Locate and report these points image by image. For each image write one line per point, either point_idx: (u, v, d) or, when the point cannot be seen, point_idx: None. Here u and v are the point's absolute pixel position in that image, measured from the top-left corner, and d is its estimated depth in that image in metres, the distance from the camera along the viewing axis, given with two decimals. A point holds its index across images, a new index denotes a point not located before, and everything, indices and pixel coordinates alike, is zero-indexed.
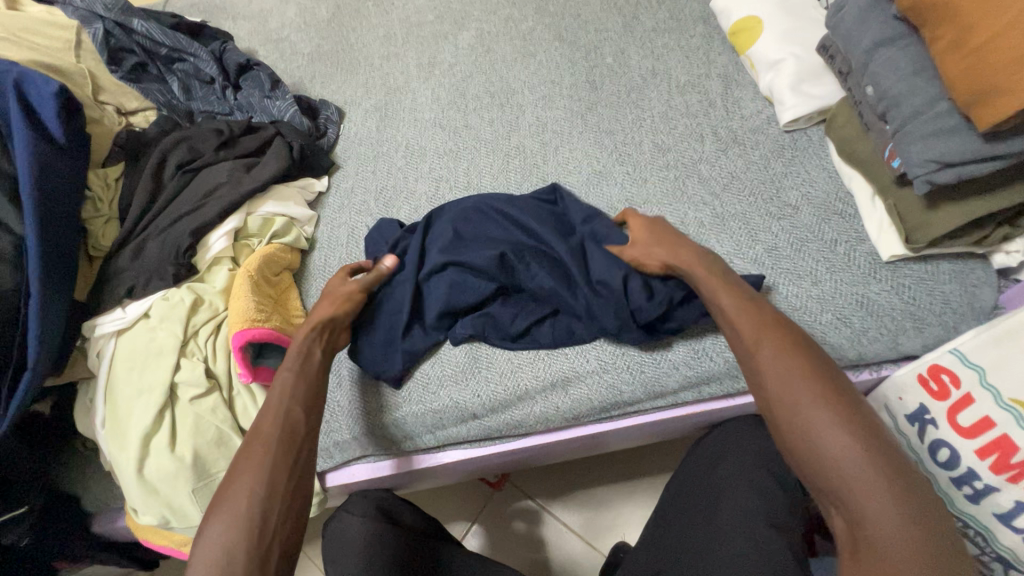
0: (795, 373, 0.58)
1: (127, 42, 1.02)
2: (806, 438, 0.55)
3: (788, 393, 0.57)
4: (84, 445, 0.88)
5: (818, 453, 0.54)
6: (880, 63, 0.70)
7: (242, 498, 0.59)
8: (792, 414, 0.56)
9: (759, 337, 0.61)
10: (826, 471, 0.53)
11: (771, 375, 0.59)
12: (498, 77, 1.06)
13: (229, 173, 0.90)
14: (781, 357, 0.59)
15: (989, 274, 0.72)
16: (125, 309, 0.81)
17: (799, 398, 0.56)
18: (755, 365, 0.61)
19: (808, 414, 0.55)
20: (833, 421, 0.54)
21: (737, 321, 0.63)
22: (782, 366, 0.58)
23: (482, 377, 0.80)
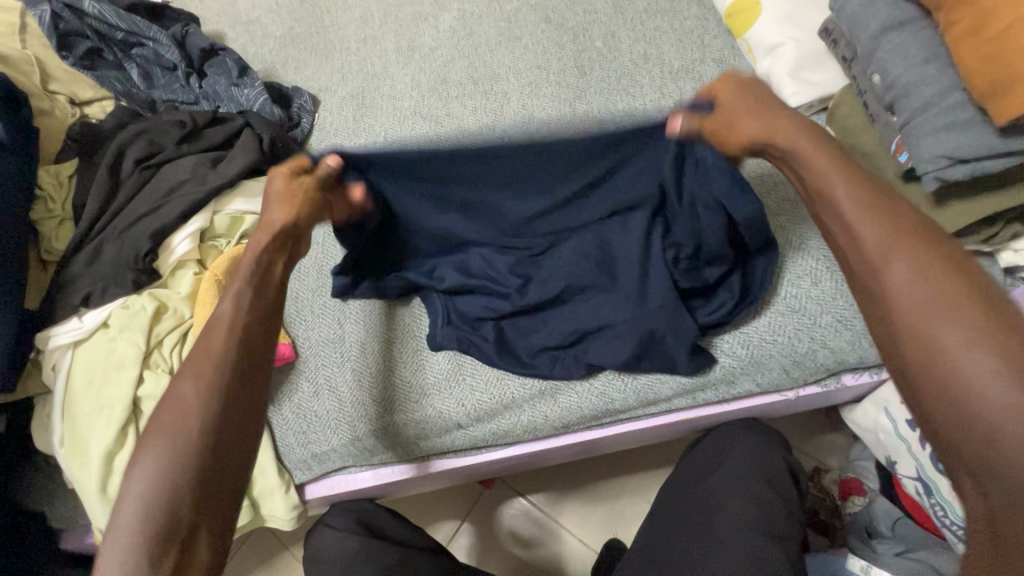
0: (948, 301, 0.41)
1: (78, 25, 0.94)
2: (951, 374, 0.40)
3: (927, 329, 0.41)
4: (46, 461, 0.83)
5: (967, 406, 0.39)
6: (888, 50, 0.65)
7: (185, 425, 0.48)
8: (929, 358, 0.41)
9: (894, 253, 0.44)
10: (966, 427, 0.39)
11: (906, 306, 0.43)
12: (482, 62, 1.00)
13: (192, 170, 0.84)
14: (924, 273, 0.43)
15: (996, 273, 0.69)
16: (81, 319, 0.76)
17: (952, 328, 0.41)
18: (883, 291, 0.45)
19: (958, 358, 0.40)
20: (996, 369, 0.38)
21: (863, 236, 0.47)
22: (931, 303, 0.42)
23: (467, 386, 0.76)
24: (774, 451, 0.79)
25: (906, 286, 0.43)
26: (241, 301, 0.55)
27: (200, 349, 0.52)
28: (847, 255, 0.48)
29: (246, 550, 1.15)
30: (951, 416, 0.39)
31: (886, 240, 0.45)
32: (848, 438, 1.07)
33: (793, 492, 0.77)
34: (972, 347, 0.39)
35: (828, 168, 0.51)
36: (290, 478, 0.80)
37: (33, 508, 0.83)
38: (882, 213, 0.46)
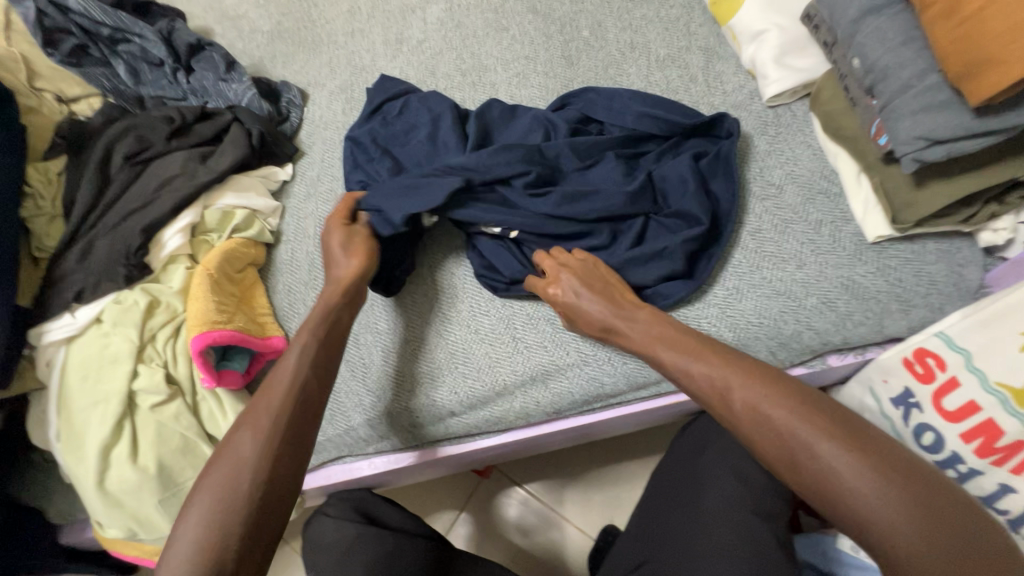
0: (784, 413, 0.52)
1: (63, 21, 0.94)
2: (812, 459, 0.49)
3: (785, 445, 0.51)
4: (44, 457, 0.83)
5: (830, 480, 0.48)
6: (868, 33, 0.66)
7: (243, 475, 0.55)
8: (795, 470, 0.50)
9: (732, 389, 0.55)
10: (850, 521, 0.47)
11: (751, 408, 0.53)
12: (470, 53, 1.00)
13: (182, 165, 0.84)
14: (753, 385, 0.55)
15: (976, 252, 0.71)
16: (74, 314, 0.76)
17: (795, 425, 0.51)
18: (736, 413, 0.55)
19: (817, 460, 0.49)
20: (843, 463, 0.48)
21: (703, 381, 0.58)
22: (768, 407, 0.53)
23: (457, 373, 0.77)
24: None
25: (747, 399, 0.54)
26: (310, 355, 0.65)
27: (259, 405, 0.60)
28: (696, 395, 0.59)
29: None
30: (828, 493, 0.48)
31: (708, 371, 0.58)
32: None
33: None
34: (822, 447, 0.49)
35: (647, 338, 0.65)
36: None
37: (30, 504, 0.83)
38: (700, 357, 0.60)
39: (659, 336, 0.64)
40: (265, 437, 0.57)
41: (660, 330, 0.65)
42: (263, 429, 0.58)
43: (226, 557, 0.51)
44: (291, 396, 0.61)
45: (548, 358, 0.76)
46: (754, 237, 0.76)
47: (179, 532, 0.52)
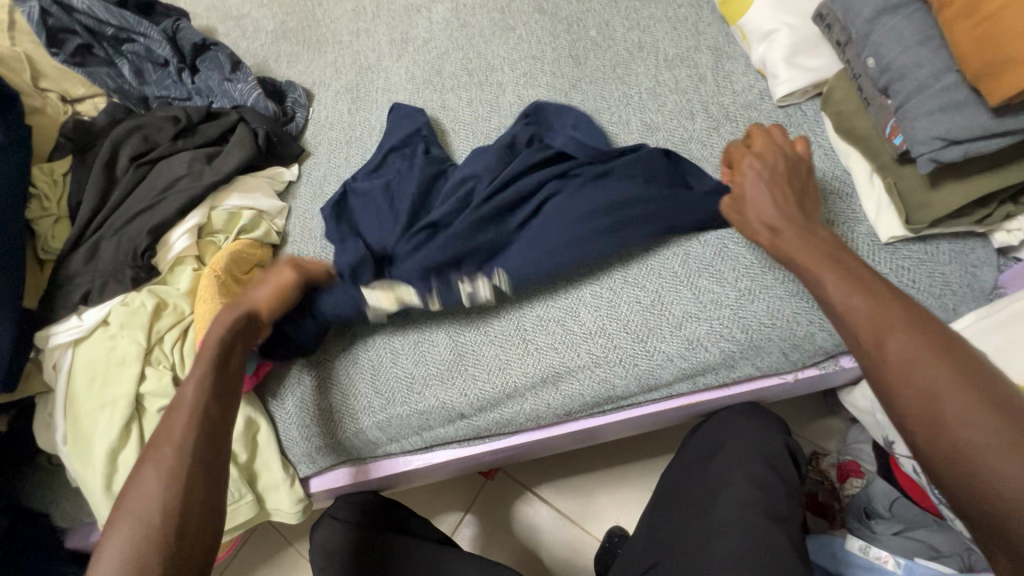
0: (938, 369, 0.46)
1: (67, 21, 0.93)
2: (954, 442, 0.44)
3: (934, 404, 0.45)
4: (50, 460, 0.82)
5: (971, 468, 0.43)
6: (883, 33, 0.66)
7: (148, 514, 0.52)
8: (936, 432, 0.45)
9: (889, 333, 0.49)
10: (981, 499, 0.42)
11: (901, 369, 0.48)
12: (476, 53, 0.99)
13: (188, 165, 0.84)
14: (921, 345, 0.48)
15: (990, 253, 0.70)
16: (81, 316, 0.76)
17: (953, 395, 0.45)
18: (882, 370, 0.49)
19: (969, 442, 0.43)
20: (997, 440, 0.42)
21: (860, 322, 0.51)
22: (929, 372, 0.47)
23: (469, 376, 0.76)
24: (774, 433, 0.81)
25: (895, 354, 0.48)
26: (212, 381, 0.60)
27: (160, 437, 0.56)
28: (845, 331, 0.53)
29: (250, 548, 1.14)
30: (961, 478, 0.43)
31: (873, 314, 0.51)
32: (845, 421, 1.08)
33: (793, 474, 0.78)
34: (974, 416, 0.44)
35: (821, 268, 0.57)
36: (294, 472, 0.80)
37: (36, 507, 0.83)
38: (871, 296, 0.52)
39: (826, 268, 0.56)
40: (173, 469, 0.54)
41: (832, 253, 0.58)
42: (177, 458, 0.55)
43: None
44: (195, 420, 0.57)
45: (558, 360, 0.75)
46: None
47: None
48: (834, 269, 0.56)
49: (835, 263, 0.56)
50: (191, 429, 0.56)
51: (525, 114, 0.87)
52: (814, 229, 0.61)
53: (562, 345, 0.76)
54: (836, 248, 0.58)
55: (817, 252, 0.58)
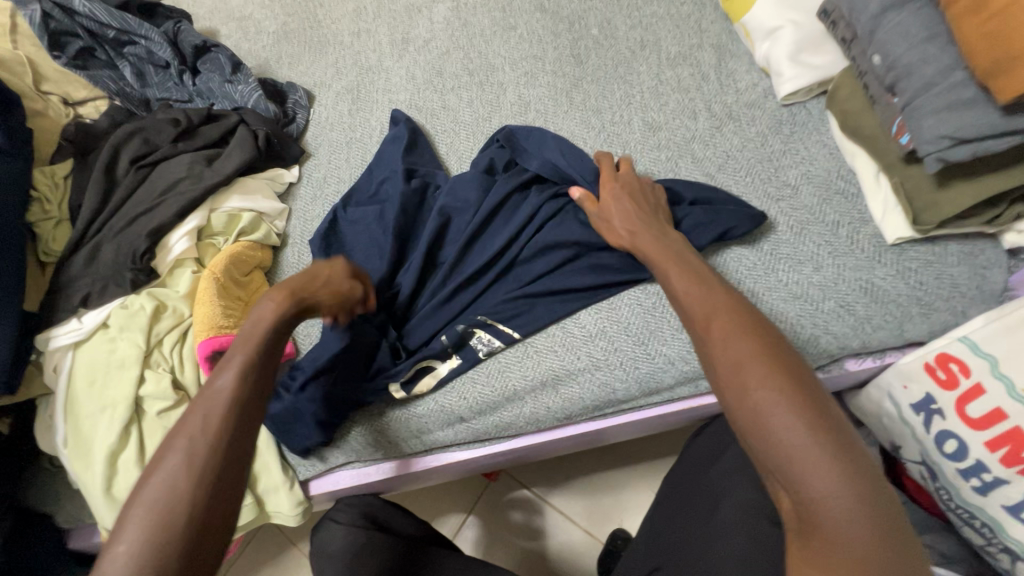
0: (749, 348, 0.50)
1: (69, 24, 0.93)
2: (750, 407, 0.47)
3: (737, 371, 0.49)
4: (51, 462, 0.83)
5: (761, 429, 0.46)
6: (889, 29, 0.64)
7: (174, 507, 0.48)
8: (738, 397, 0.48)
9: (711, 316, 0.53)
10: (772, 459, 0.45)
11: (716, 346, 0.51)
12: (477, 53, 0.99)
13: (188, 167, 0.84)
14: (732, 325, 0.52)
15: (1000, 254, 0.69)
16: (81, 319, 0.76)
17: (752, 366, 0.48)
18: (706, 348, 0.52)
19: (762, 406, 0.46)
20: (783, 405, 0.46)
21: (692, 304, 0.56)
22: (735, 348, 0.50)
23: (467, 379, 0.76)
24: None
25: (715, 333, 0.52)
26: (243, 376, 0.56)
27: (193, 421, 0.52)
28: (680, 317, 0.57)
29: (253, 548, 1.15)
30: (756, 439, 0.46)
31: (697, 303, 0.56)
32: None
33: None
34: (771, 386, 0.47)
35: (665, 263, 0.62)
36: (294, 475, 0.80)
37: (38, 508, 0.83)
38: (701, 285, 0.57)
39: (672, 263, 0.61)
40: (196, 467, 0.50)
41: (679, 252, 0.64)
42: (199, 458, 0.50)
43: None
44: (230, 410, 0.53)
45: (559, 364, 0.74)
46: (770, 239, 0.74)
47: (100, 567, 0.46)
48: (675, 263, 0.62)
49: (677, 259, 0.62)
50: (223, 416, 0.53)
51: (498, 140, 0.86)
52: (669, 233, 0.68)
53: (561, 348, 0.75)
54: (679, 249, 0.64)
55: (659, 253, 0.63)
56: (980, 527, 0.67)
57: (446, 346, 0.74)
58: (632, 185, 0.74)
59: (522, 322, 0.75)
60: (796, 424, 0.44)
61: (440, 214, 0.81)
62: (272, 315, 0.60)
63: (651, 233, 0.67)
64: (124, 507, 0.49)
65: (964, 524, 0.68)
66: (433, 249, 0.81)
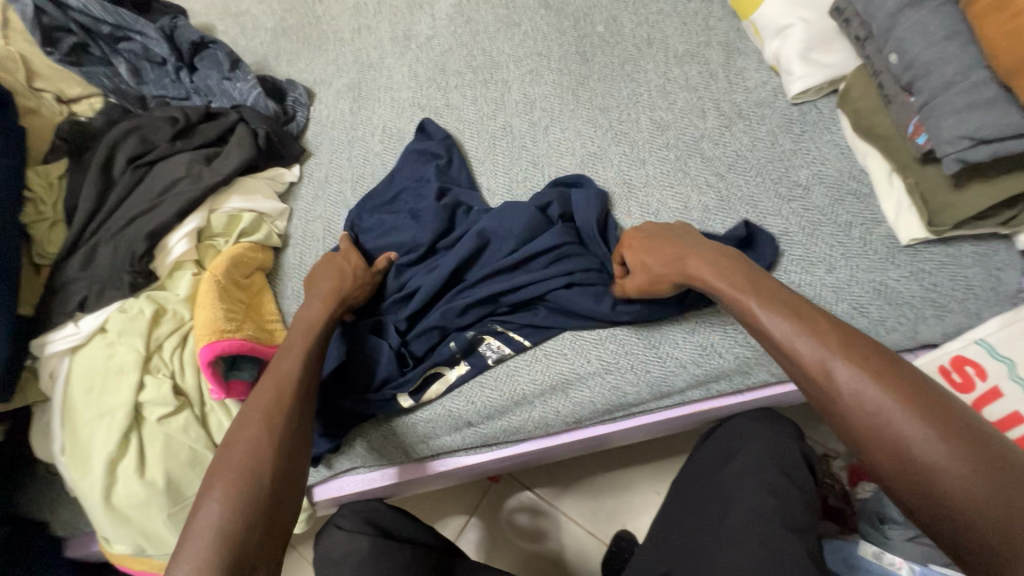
0: (885, 394, 0.47)
1: (63, 19, 0.91)
2: (914, 467, 0.44)
3: (882, 426, 0.46)
4: (46, 469, 0.80)
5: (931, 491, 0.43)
6: (907, 27, 0.63)
7: (256, 477, 0.53)
8: (893, 455, 0.45)
9: (825, 353, 0.50)
10: (943, 514, 0.43)
11: (850, 400, 0.48)
12: (481, 50, 0.97)
13: (187, 167, 0.82)
14: (862, 369, 0.48)
15: (1014, 255, 0.68)
16: (78, 323, 0.74)
17: (905, 419, 0.46)
18: (831, 398, 0.49)
19: (928, 466, 0.44)
20: (952, 459, 0.43)
21: (799, 347, 0.52)
22: (875, 396, 0.47)
23: (475, 384, 0.75)
24: (788, 440, 0.79)
25: (841, 381, 0.49)
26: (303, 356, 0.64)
27: (266, 400, 0.58)
28: (787, 361, 0.53)
29: None
30: (926, 504, 0.44)
31: (811, 344, 0.51)
32: None
33: (809, 482, 0.76)
34: (925, 434, 0.45)
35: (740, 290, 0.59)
36: None
37: (33, 516, 0.81)
38: (800, 322, 0.53)
39: (754, 292, 0.58)
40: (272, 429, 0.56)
41: (750, 275, 0.60)
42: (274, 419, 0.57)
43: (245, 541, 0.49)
44: (301, 394, 0.60)
45: (569, 369, 0.73)
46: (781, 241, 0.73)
47: (188, 530, 0.50)
48: (758, 292, 0.57)
49: (758, 286, 0.59)
50: (294, 396, 0.59)
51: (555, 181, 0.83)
52: (725, 251, 0.65)
53: (570, 353, 0.74)
54: (751, 271, 0.61)
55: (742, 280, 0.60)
56: None
57: (454, 352, 0.73)
58: (655, 238, 0.70)
59: (535, 331, 0.74)
60: (975, 482, 0.42)
61: (478, 236, 0.76)
62: (318, 311, 0.69)
63: (718, 256, 0.64)
64: (207, 476, 0.54)
65: None
66: (460, 269, 0.77)
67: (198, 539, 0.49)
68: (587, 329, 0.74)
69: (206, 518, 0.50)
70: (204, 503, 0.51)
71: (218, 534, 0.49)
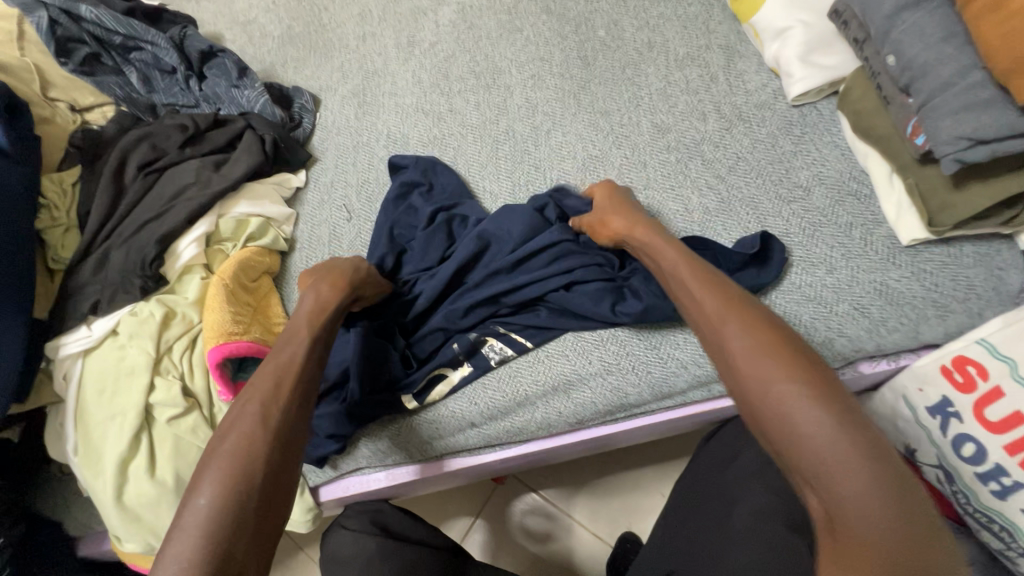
0: (762, 350, 0.50)
1: (75, 30, 0.93)
2: (775, 407, 0.47)
3: (757, 370, 0.49)
4: (61, 469, 0.82)
5: (789, 428, 0.46)
6: (904, 29, 0.64)
7: (251, 464, 0.53)
8: (759, 393, 0.48)
9: (724, 311, 0.55)
10: (794, 447, 0.45)
11: (734, 345, 0.52)
12: (483, 55, 0.98)
13: (196, 173, 0.84)
14: (749, 324, 0.52)
15: (1016, 255, 0.68)
16: (90, 326, 0.75)
17: (773, 364, 0.49)
18: (719, 344, 0.53)
19: (785, 404, 0.46)
20: (807, 400, 0.46)
21: (700, 303, 0.57)
22: (753, 344, 0.51)
23: (478, 385, 0.75)
24: None
25: (728, 330, 0.53)
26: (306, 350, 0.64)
27: (262, 378, 0.61)
28: (693, 316, 0.58)
29: None
30: (784, 441, 0.46)
31: (711, 299, 0.56)
32: None
33: None
34: (792, 380, 0.47)
35: (671, 258, 0.64)
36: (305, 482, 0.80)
37: (47, 515, 0.83)
38: (707, 281, 0.58)
39: (683, 262, 0.62)
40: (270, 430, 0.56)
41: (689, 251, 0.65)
42: (269, 417, 0.57)
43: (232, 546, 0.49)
44: (294, 372, 0.62)
45: (572, 370, 0.74)
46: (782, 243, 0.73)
47: (179, 521, 0.49)
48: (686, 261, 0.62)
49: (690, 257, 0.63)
50: (292, 392, 0.60)
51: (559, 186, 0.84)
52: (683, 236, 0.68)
53: (573, 355, 0.74)
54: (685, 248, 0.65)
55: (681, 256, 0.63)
56: (999, 531, 0.66)
57: (456, 354, 0.75)
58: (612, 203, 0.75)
59: (537, 332, 0.75)
60: (820, 419, 0.45)
61: (477, 239, 0.78)
62: (328, 293, 0.71)
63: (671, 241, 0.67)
64: (198, 469, 0.54)
65: (982, 528, 0.68)
66: (460, 272, 0.78)
67: (192, 524, 0.49)
68: (591, 331, 0.75)
69: (193, 516, 0.49)
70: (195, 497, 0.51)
71: (203, 534, 0.48)
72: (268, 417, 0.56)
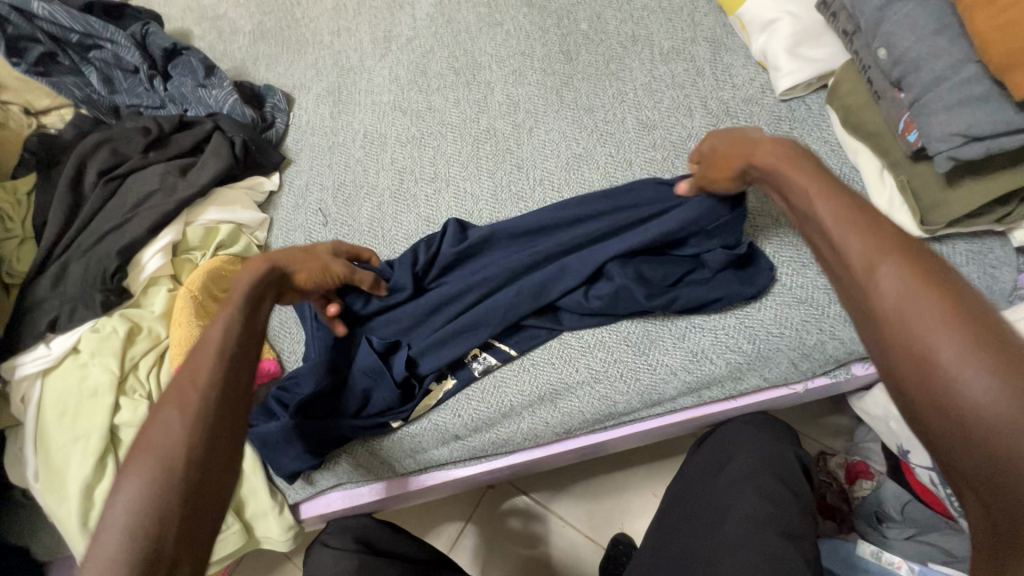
0: (927, 312, 0.39)
1: (28, 29, 0.89)
2: (944, 394, 0.37)
3: (919, 340, 0.38)
4: (24, 494, 0.78)
5: (962, 425, 0.36)
6: (895, 21, 0.62)
7: (185, 457, 0.45)
8: (919, 370, 0.38)
9: (879, 260, 0.42)
10: (968, 445, 0.35)
11: (889, 309, 0.40)
12: (463, 50, 0.94)
13: (161, 179, 0.79)
14: (905, 279, 0.40)
15: (1009, 252, 0.66)
16: (49, 345, 0.71)
17: (940, 335, 0.38)
18: (868, 302, 0.42)
19: (959, 388, 0.36)
20: (996, 389, 0.35)
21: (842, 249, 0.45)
22: (909, 308, 0.39)
23: (463, 397, 0.73)
24: (784, 445, 0.78)
25: (883, 289, 0.41)
26: (236, 327, 0.55)
27: (185, 378, 0.50)
28: (835, 262, 0.46)
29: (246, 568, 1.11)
30: (951, 438, 0.36)
31: (861, 243, 0.44)
32: (854, 421, 1.02)
33: (806, 486, 0.75)
34: (966, 354, 0.36)
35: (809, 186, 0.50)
36: (284, 498, 0.77)
37: (14, 541, 0.79)
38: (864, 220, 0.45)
39: (828, 195, 0.48)
40: (197, 419, 0.47)
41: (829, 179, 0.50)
42: (199, 405, 0.48)
43: (165, 551, 0.42)
44: (222, 363, 0.51)
45: (559, 380, 0.71)
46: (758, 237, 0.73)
47: (100, 531, 0.42)
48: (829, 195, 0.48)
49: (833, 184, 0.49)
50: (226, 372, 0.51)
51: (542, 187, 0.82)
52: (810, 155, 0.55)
53: (558, 365, 0.72)
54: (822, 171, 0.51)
55: (822, 190, 0.49)
56: None
57: (440, 368, 0.71)
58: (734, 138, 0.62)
59: (523, 339, 0.72)
60: (1004, 413, 0.34)
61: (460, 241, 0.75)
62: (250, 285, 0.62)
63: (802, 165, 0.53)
64: (123, 461, 0.45)
65: None
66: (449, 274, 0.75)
67: (107, 542, 0.41)
68: (575, 337, 0.73)
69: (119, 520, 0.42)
70: (121, 493, 0.43)
71: (129, 537, 0.41)
72: (198, 406, 0.48)
